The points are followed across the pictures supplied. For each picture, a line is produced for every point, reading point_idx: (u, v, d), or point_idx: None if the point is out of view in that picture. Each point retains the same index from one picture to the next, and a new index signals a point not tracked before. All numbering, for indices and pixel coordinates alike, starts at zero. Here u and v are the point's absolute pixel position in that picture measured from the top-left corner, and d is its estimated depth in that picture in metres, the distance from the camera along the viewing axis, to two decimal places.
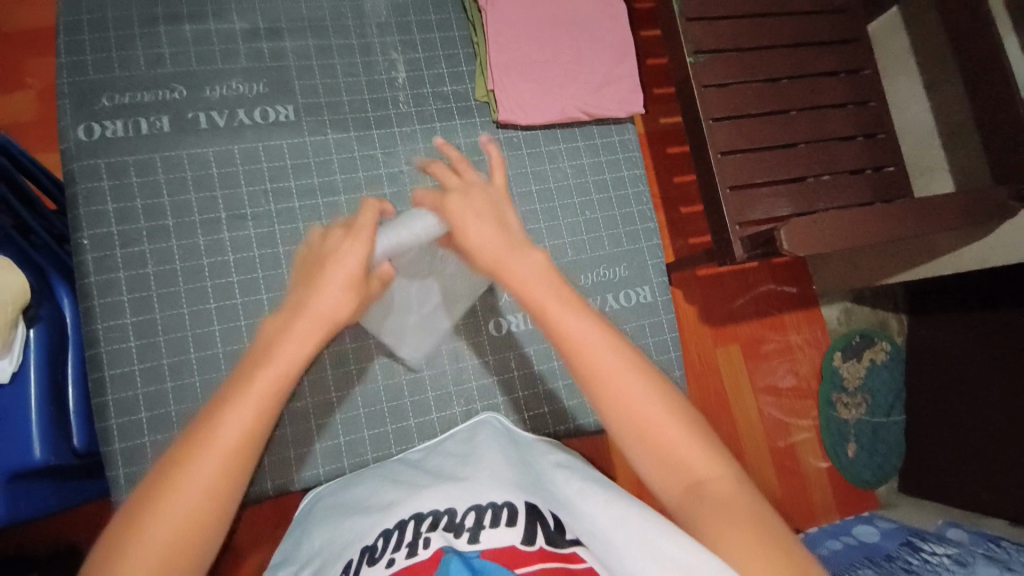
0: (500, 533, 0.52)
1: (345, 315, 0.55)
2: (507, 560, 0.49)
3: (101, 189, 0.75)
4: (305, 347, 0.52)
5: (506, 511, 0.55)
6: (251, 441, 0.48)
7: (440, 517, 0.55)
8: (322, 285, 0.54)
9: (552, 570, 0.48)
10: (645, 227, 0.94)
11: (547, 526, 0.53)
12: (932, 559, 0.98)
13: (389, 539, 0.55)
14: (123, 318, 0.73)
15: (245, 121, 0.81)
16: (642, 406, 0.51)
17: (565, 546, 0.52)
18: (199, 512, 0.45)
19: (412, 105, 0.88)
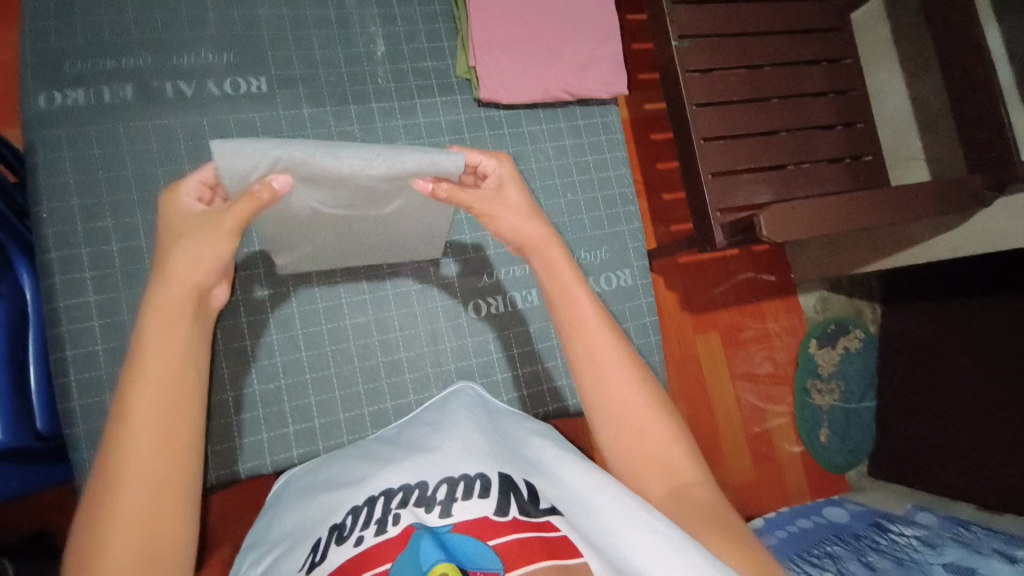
0: (473, 505, 0.52)
1: (207, 277, 0.56)
2: (478, 532, 0.50)
3: (62, 161, 0.72)
4: (176, 318, 0.54)
5: (478, 483, 0.54)
6: (160, 426, 0.52)
7: (411, 492, 0.55)
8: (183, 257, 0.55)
9: (527, 539, 0.50)
10: (627, 211, 0.94)
11: (520, 496, 0.54)
12: (900, 539, 1.01)
13: (357, 517, 0.55)
14: (84, 297, 0.71)
15: (215, 93, 0.78)
16: (625, 397, 0.59)
17: (538, 514, 0.53)
18: (146, 502, 0.49)
19: (391, 81, 0.85)
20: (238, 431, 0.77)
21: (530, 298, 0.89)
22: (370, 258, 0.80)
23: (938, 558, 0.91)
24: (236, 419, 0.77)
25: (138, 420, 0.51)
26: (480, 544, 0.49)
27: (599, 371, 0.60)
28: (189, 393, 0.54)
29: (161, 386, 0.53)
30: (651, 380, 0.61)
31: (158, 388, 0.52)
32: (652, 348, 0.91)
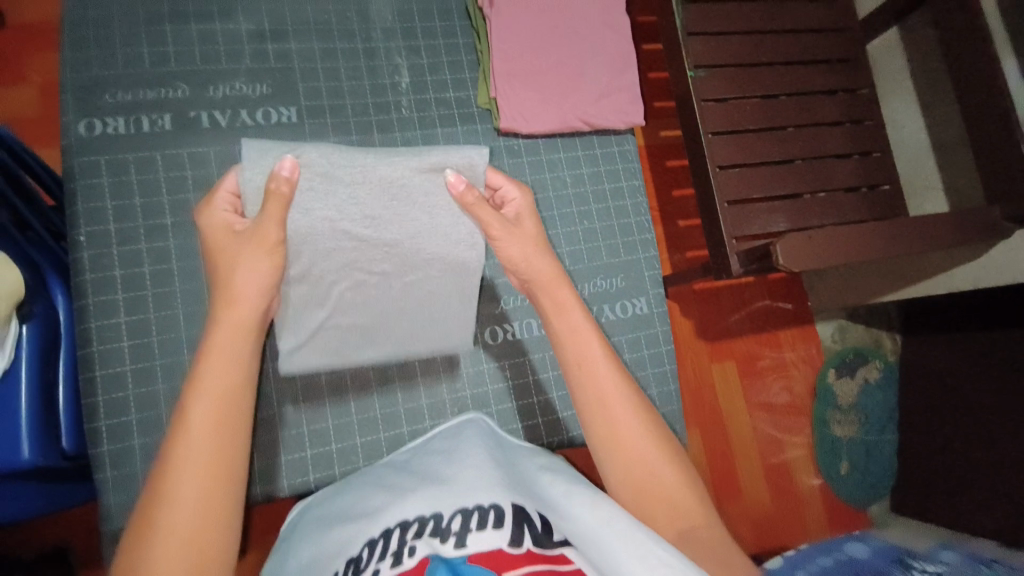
0: (487, 536, 0.52)
1: (267, 281, 0.60)
2: (495, 564, 0.49)
3: (100, 185, 0.75)
4: (240, 333, 0.59)
5: (493, 514, 0.55)
6: (218, 430, 0.55)
7: (426, 525, 0.55)
8: (240, 262, 0.59)
9: (540, 572, 0.49)
10: (643, 239, 0.95)
11: (534, 527, 0.54)
12: (923, 575, 0.95)
13: (374, 548, 0.55)
14: (116, 317, 0.73)
15: (246, 121, 0.81)
16: (635, 438, 0.61)
17: (551, 546, 0.53)
18: (199, 501, 0.52)
19: (415, 111, 0.88)
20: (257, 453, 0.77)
21: None
22: (377, 330, 0.78)
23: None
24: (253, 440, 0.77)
25: (195, 427, 0.54)
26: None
27: (603, 405, 0.63)
28: (242, 402, 0.57)
29: (218, 395, 0.56)
30: (659, 421, 0.63)
31: (216, 398, 0.56)
32: (668, 376, 0.90)
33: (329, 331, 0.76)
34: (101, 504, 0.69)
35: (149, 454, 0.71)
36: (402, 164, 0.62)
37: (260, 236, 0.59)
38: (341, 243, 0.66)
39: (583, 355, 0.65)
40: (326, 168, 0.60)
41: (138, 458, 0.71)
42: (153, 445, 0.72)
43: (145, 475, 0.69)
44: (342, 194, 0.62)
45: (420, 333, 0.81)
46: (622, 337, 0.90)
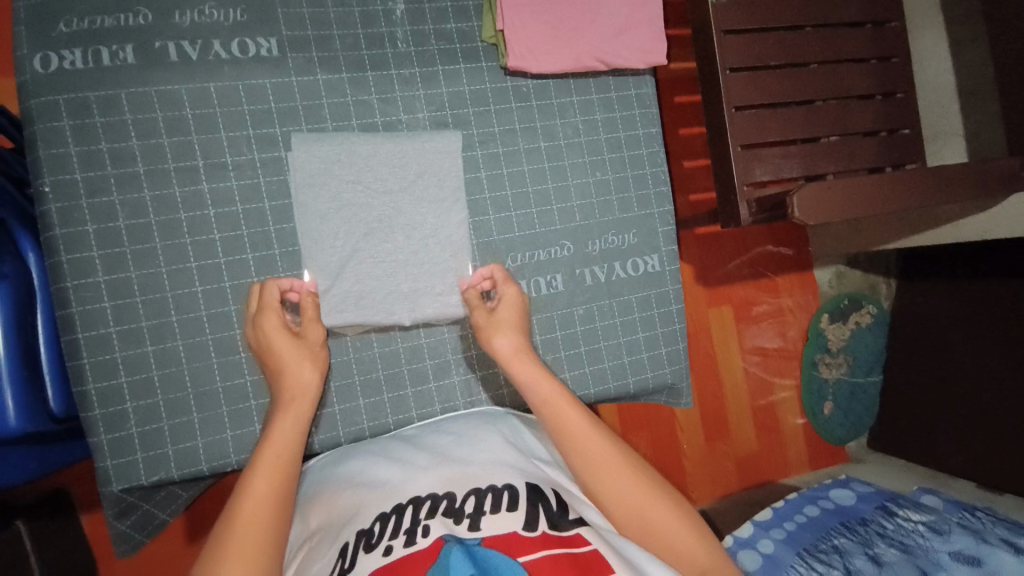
0: (504, 518, 0.54)
1: (313, 380, 0.68)
2: (512, 546, 0.51)
3: (62, 129, 0.66)
4: (294, 416, 0.65)
5: (507, 495, 0.58)
6: (271, 497, 0.58)
7: (439, 502, 0.57)
8: (293, 366, 0.67)
9: (559, 555, 0.51)
10: (658, 191, 0.89)
11: (550, 508, 0.57)
12: (906, 523, 1.03)
13: (385, 525, 0.55)
14: (94, 276, 0.67)
15: (221, 55, 0.71)
16: (625, 490, 0.61)
17: (568, 528, 0.55)
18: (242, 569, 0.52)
19: (412, 45, 0.78)
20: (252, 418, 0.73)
21: (555, 283, 0.83)
22: (387, 282, 0.76)
23: (945, 547, 0.94)
24: (228, 410, 0.70)
25: (251, 490, 0.58)
26: (511, 562, 0.49)
27: (591, 466, 0.63)
28: (288, 473, 0.61)
29: (274, 469, 0.60)
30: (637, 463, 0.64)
31: (271, 462, 0.60)
32: (677, 336, 0.88)
33: (341, 280, 0.74)
34: (98, 467, 0.67)
35: (143, 418, 0.68)
36: (409, 143, 0.77)
37: (307, 346, 0.70)
38: (366, 199, 0.75)
39: (559, 420, 0.65)
40: (348, 148, 0.75)
41: (132, 421, 0.67)
42: (148, 408, 0.68)
43: (142, 439, 0.68)
44: (368, 150, 0.75)
45: (424, 291, 0.77)
46: (631, 296, 0.87)
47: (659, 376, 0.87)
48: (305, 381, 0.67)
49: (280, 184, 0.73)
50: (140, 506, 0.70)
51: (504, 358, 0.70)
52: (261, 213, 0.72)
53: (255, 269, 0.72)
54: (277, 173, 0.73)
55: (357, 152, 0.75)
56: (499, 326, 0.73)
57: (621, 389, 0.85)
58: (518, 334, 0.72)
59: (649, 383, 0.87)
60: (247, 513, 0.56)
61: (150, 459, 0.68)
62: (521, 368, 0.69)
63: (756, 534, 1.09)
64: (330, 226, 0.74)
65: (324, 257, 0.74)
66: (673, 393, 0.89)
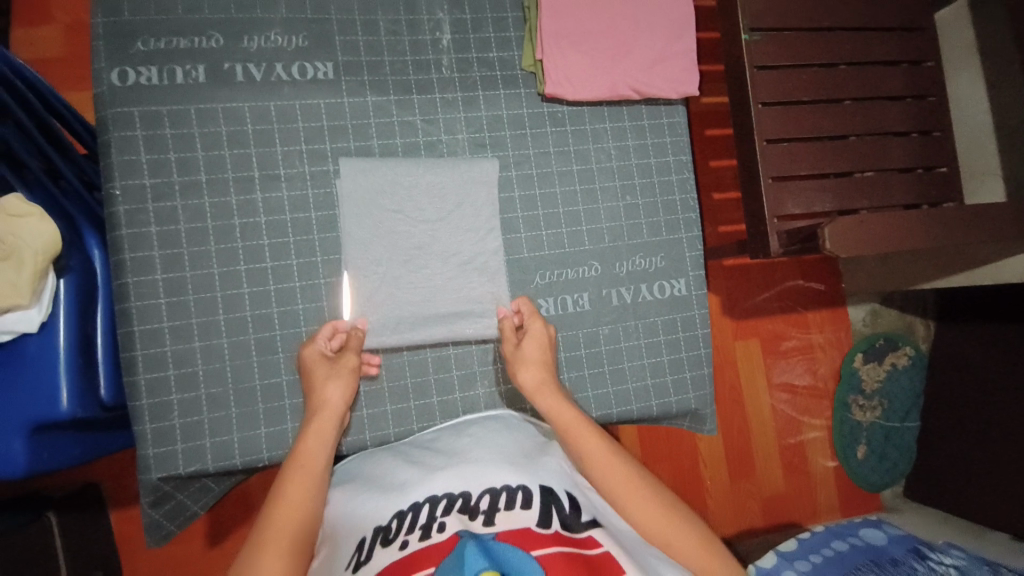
0: (517, 515, 0.58)
1: (341, 396, 0.70)
2: (524, 539, 0.55)
3: (135, 138, 0.72)
4: (327, 434, 0.68)
5: (520, 495, 0.61)
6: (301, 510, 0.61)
7: (455, 500, 0.61)
8: (325, 384, 0.70)
9: (567, 553, 0.54)
10: (687, 217, 0.90)
11: (562, 509, 0.60)
12: (938, 567, 0.96)
13: (402, 521, 0.59)
14: (152, 274, 0.72)
15: (282, 76, 0.77)
16: (651, 516, 0.63)
17: (580, 531, 0.59)
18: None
19: (456, 71, 0.83)
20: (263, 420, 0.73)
21: (582, 302, 0.85)
22: (423, 293, 0.79)
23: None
24: (263, 407, 0.73)
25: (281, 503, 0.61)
26: (523, 553, 0.52)
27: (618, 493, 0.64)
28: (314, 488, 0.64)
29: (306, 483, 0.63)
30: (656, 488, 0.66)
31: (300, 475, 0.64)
32: (702, 360, 0.88)
33: (379, 291, 0.78)
34: (139, 454, 0.69)
35: (186, 410, 0.71)
36: (446, 169, 0.81)
37: (338, 366, 0.72)
38: (405, 229, 0.79)
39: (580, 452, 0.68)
40: (391, 168, 0.79)
41: (175, 412, 0.70)
42: (190, 401, 0.71)
43: (186, 433, 0.71)
44: (413, 168, 0.80)
45: (456, 305, 0.80)
46: (657, 319, 0.87)
47: (683, 402, 0.87)
48: (334, 402, 0.70)
49: (326, 196, 0.77)
50: (174, 496, 0.73)
51: (527, 390, 0.73)
52: (308, 222, 0.77)
53: (297, 274, 0.76)
54: (325, 185, 0.77)
55: (400, 170, 0.79)
56: (524, 361, 0.74)
57: (644, 411, 0.85)
58: (546, 367, 0.75)
59: (672, 407, 0.86)
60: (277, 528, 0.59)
61: (188, 450, 0.71)
62: (548, 399, 0.72)
63: (779, 565, 1.07)
64: (370, 238, 0.78)
65: (363, 270, 0.77)
66: (695, 420, 0.89)
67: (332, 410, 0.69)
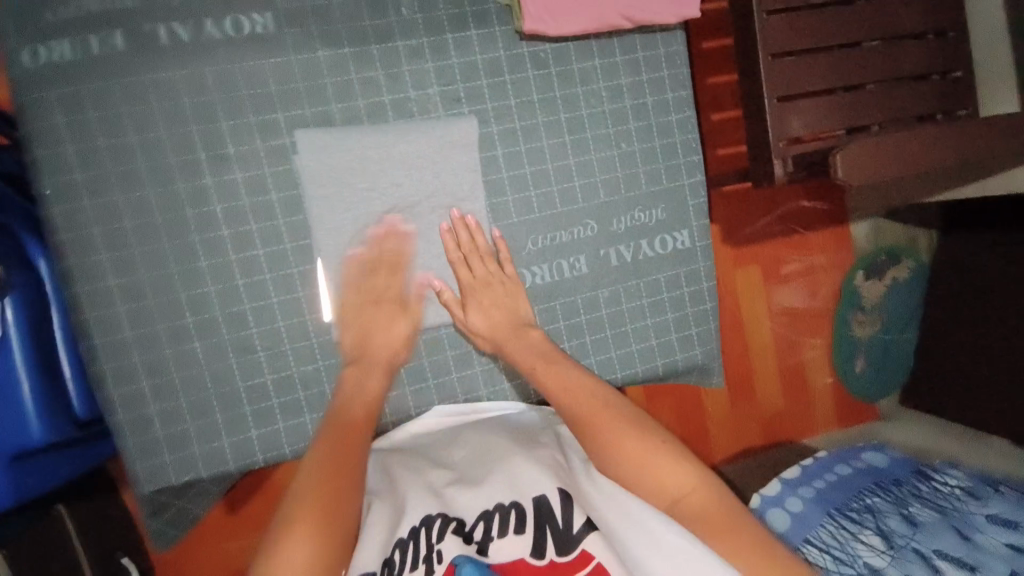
0: (510, 543, 0.58)
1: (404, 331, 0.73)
2: (518, 573, 0.57)
3: (57, 127, 0.63)
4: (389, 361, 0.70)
5: (514, 512, 0.61)
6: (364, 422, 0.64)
7: (448, 523, 0.61)
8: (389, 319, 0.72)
9: None
10: (688, 161, 0.82)
11: (556, 525, 0.59)
12: (943, 487, 0.91)
13: (403, 556, 0.59)
14: (105, 281, 0.65)
15: (215, 35, 0.66)
16: (624, 437, 0.63)
17: (572, 549, 0.58)
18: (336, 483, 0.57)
19: (418, 11, 0.72)
20: (254, 422, 0.70)
21: (578, 265, 0.79)
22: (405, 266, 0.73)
23: (982, 510, 0.84)
24: (250, 409, 0.70)
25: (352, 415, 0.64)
26: None
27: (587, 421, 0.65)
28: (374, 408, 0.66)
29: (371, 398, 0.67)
30: (634, 413, 0.65)
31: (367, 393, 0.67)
32: (708, 315, 0.84)
33: (353, 267, 0.71)
34: (129, 470, 0.67)
35: (168, 419, 0.68)
36: (414, 133, 0.72)
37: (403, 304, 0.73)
38: (380, 205, 0.72)
39: (552, 376, 0.68)
40: (354, 138, 0.70)
41: (157, 424, 0.67)
42: (172, 410, 0.68)
43: (173, 442, 0.68)
44: (380, 137, 0.71)
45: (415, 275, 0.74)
46: (659, 276, 0.82)
47: (689, 358, 0.84)
48: (398, 334, 0.72)
49: (287, 174, 0.69)
50: (173, 503, 0.71)
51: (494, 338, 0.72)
52: (269, 206, 0.69)
53: (266, 265, 0.69)
54: (284, 162, 0.69)
55: (366, 137, 0.70)
56: (487, 308, 0.73)
57: (649, 371, 0.82)
58: (510, 313, 0.73)
59: (678, 364, 0.83)
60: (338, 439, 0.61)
61: (177, 461, 0.68)
62: (516, 341, 0.72)
63: (782, 492, 0.98)
64: (338, 215, 0.70)
65: (331, 250, 0.70)
66: (703, 375, 0.86)
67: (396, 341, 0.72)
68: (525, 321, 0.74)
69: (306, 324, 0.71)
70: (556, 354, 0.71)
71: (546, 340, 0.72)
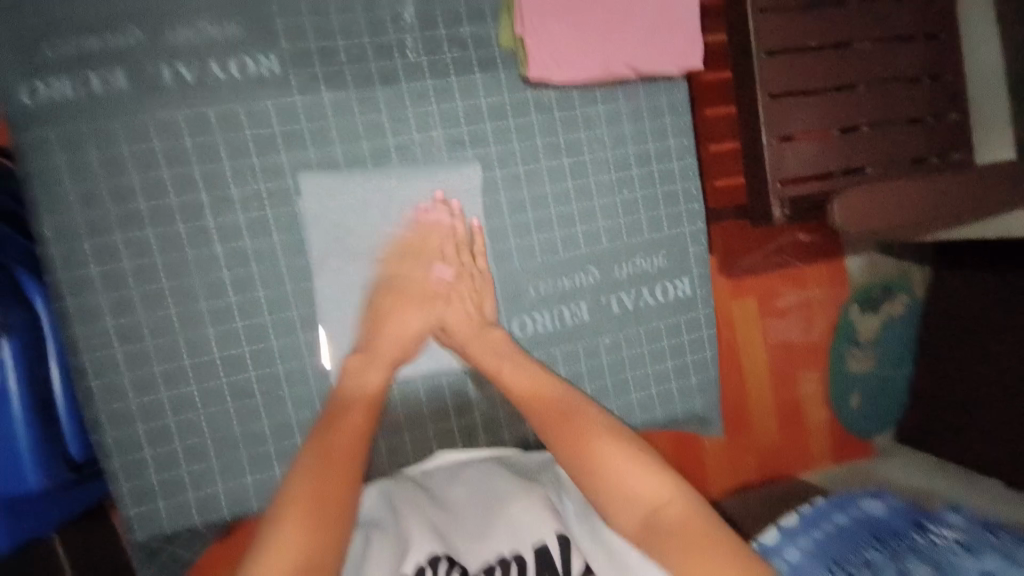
0: None
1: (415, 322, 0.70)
2: None
3: (58, 166, 0.63)
4: (401, 349, 0.69)
5: (515, 565, 0.57)
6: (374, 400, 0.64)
7: (455, 568, 0.58)
8: (403, 308, 0.70)
9: None
10: (692, 209, 0.82)
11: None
12: (938, 540, 0.89)
13: None
14: (102, 322, 0.64)
15: (220, 77, 0.66)
16: (580, 430, 0.61)
17: None
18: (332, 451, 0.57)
19: (423, 53, 0.72)
20: (249, 468, 0.68)
21: (580, 312, 0.78)
22: None
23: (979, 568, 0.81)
24: (246, 453, 0.68)
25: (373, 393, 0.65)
26: None
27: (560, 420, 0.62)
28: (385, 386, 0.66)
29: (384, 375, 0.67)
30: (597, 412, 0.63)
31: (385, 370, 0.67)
32: (709, 363, 0.84)
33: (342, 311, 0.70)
34: (123, 515, 0.66)
35: (162, 465, 0.66)
36: (416, 175, 0.72)
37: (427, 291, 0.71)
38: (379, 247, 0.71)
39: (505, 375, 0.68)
40: (357, 182, 0.70)
41: (151, 470, 0.66)
42: (166, 454, 0.66)
43: (167, 488, 0.66)
44: (383, 182, 0.71)
45: (407, 274, 0.71)
46: (660, 323, 0.81)
47: (689, 406, 0.83)
48: (411, 326, 0.70)
49: (290, 216, 0.68)
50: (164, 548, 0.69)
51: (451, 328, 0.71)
52: (271, 248, 0.68)
53: (266, 308, 0.68)
54: (286, 204, 0.68)
55: (370, 181, 0.70)
56: (451, 300, 0.72)
57: (649, 420, 0.81)
58: (471, 308, 0.72)
59: (678, 413, 0.83)
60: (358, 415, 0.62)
61: (170, 507, 0.67)
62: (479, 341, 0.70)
63: (781, 542, 0.97)
64: (341, 261, 0.70)
65: (330, 296, 0.69)
66: (702, 424, 0.85)
67: (406, 327, 0.70)
68: (489, 316, 0.73)
69: (306, 369, 0.69)
70: (520, 355, 0.69)
71: (506, 338, 0.71)
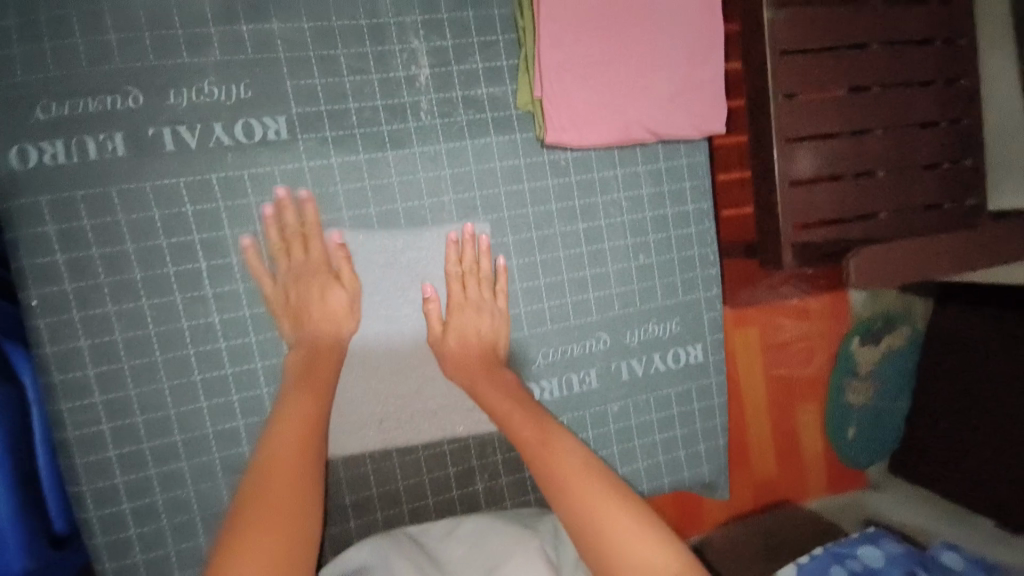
0: None
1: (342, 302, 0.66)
2: None
3: (47, 236, 0.59)
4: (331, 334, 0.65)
5: None
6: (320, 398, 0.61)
7: None
8: (325, 291, 0.65)
9: None
10: (706, 274, 0.80)
11: None
12: None
13: None
14: (90, 397, 0.61)
15: (223, 141, 0.63)
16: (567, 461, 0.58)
17: None
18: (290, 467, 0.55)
19: (437, 116, 0.69)
20: None
21: (588, 379, 0.76)
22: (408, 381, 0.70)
23: None
24: None
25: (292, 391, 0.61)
26: None
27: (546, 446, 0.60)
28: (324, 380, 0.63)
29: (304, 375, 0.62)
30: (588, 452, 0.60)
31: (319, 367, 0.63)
32: (718, 431, 0.82)
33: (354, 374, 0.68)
34: None
35: (149, 545, 0.64)
36: (428, 236, 0.69)
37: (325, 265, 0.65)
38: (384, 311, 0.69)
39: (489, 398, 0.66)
40: (373, 243, 0.68)
41: (137, 549, 0.63)
42: (153, 533, 0.64)
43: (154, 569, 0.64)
44: (395, 245, 0.68)
45: (393, 301, 0.69)
46: (670, 391, 0.80)
47: (696, 475, 0.82)
48: (335, 305, 0.66)
49: None
50: None
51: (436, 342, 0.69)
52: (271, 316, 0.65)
53: (264, 378, 0.65)
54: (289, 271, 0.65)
55: (388, 243, 0.68)
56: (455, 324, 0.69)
57: (656, 489, 0.80)
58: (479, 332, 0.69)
59: (685, 482, 0.81)
60: (297, 414, 0.59)
61: None
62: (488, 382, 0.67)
63: None
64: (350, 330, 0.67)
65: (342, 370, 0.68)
66: (709, 491, 0.83)
67: (329, 308, 0.65)
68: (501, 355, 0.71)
69: None
70: (526, 395, 0.66)
71: (519, 382, 0.68)
